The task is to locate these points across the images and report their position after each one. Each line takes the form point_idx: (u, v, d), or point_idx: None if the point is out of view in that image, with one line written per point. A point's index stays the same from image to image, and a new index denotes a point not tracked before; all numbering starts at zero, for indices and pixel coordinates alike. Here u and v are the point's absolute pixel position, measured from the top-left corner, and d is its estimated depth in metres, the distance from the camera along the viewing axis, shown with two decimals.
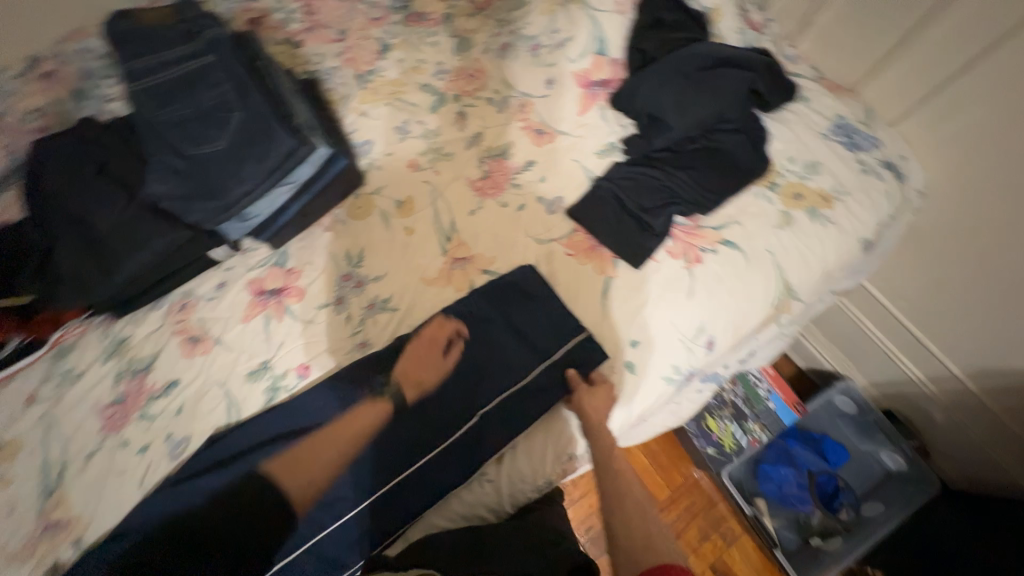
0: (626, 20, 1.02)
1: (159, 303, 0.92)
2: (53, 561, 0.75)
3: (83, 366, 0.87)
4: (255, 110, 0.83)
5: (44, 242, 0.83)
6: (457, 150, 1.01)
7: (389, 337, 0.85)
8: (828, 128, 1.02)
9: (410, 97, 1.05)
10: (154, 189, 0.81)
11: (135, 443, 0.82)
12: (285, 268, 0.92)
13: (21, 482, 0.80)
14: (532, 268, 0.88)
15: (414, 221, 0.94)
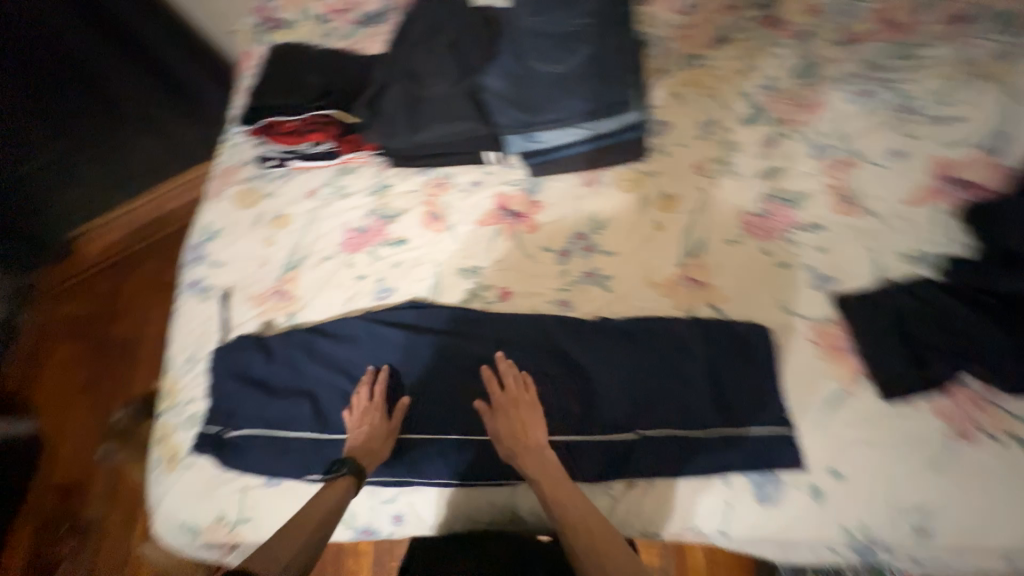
0: None
1: (425, 171, 1.02)
2: (272, 318, 0.94)
3: (352, 190, 1.03)
4: (603, 53, 0.86)
5: (385, 82, 0.98)
6: (747, 172, 0.92)
7: (591, 311, 0.85)
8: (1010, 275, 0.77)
9: (726, 100, 0.99)
10: (491, 81, 0.89)
11: (357, 269, 0.97)
12: (532, 199, 0.96)
13: (277, 249, 1.00)
14: (769, 333, 0.78)
15: (668, 219, 0.89)
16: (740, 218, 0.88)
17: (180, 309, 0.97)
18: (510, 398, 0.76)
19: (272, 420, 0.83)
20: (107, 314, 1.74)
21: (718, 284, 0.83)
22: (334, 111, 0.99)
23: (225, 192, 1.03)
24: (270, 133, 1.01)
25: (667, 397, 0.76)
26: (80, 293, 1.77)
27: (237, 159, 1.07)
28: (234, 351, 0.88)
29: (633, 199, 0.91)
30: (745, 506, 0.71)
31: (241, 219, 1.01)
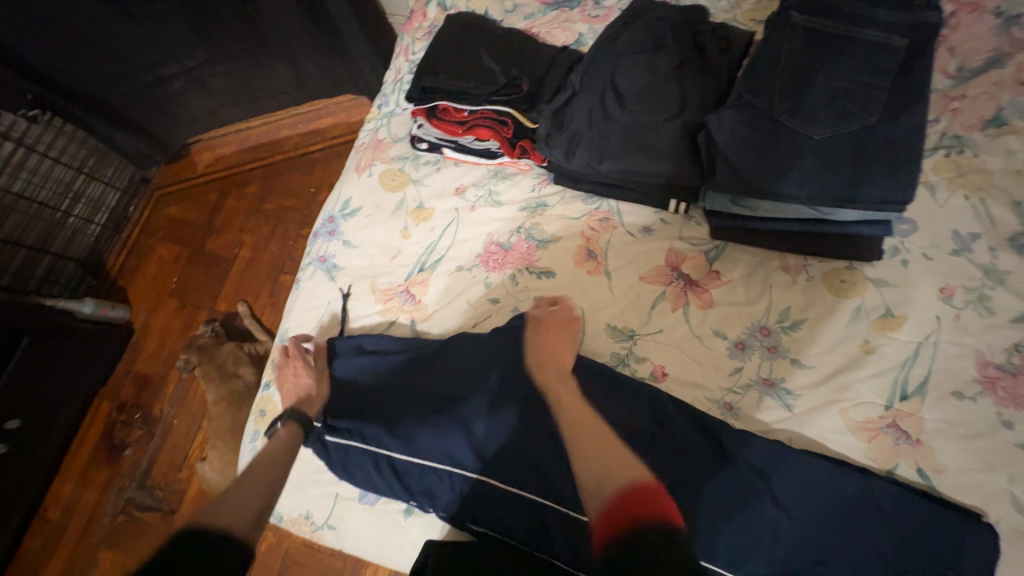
0: None
1: (590, 198, 0.89)
2: (395, 321, 0.87)
3: (504, 199, 0.92)
4: (875, 127, 0.67)
5: (578, 90, 0.83)
6: (1005, 311, 0.72)
7: (760, 429, 0.72)
8: (981, 275, 0.73)
9: (996, 208, 0.77)
10: (715, 120, 0.73)
11: (493, 292, 0.87)
12: (711, 266, 0.81)
13: (413, 244, 0.91)
14: (991, 533, 0.62)
15: (883, 344, 0.72)
16: (978, 367, 0.70)
17: (303, 281, 0.92)
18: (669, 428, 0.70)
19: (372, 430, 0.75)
20: (207, 226, 1.76)
21: (934, 443, 0.68)
22: (510, 110, 0.86)
23: (372, 168, 0.95)
24: (432, 116, 0.90)
25: (832, 567, 0.63)
26: (186, 198, 1.79)
27: (389, 132, 0.97)
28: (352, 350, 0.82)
29: (845, 306, 0.74)
30: None
31: (381, 202, 0.93)
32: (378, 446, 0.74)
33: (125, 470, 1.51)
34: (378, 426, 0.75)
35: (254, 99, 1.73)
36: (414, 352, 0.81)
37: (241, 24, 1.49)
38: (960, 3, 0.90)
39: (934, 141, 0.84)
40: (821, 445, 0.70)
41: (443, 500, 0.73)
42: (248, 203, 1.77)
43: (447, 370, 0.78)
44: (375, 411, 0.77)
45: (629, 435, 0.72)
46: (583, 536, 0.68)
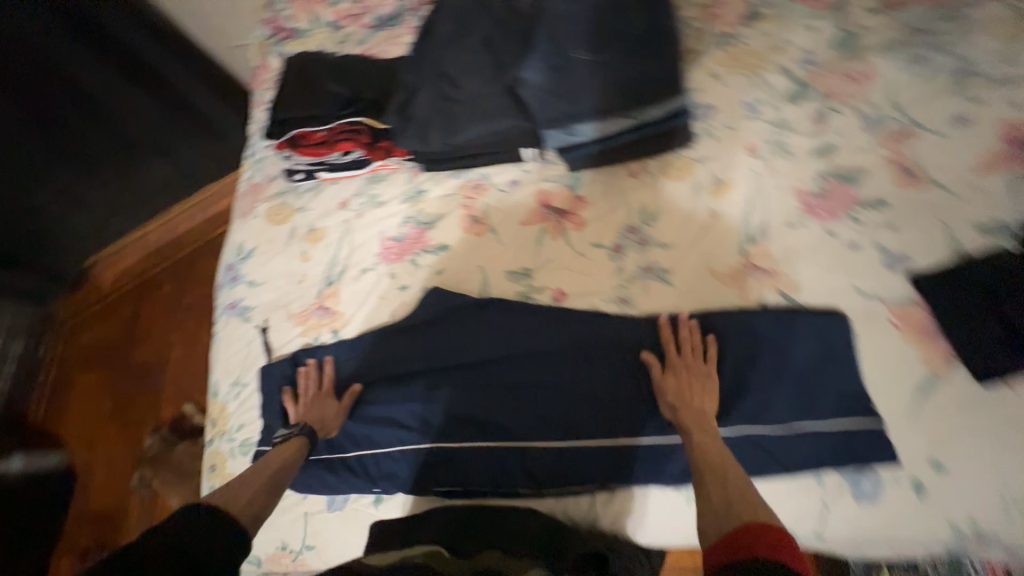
0: None
1: (459, 173, 0.98)
2: (317, 336, 0.90)
3: (385, 198, 0.99)
4: (647, 38, 0.83)
5: (412, 83, 0.93)
6: (801, 151, 0.87)
7: (654, 307, 0.81)
8: (770, 130, 0.88)
9: (768, 77, 0.94)
10: (527, 74, 0.84)
11: (400, 279, 0.93)
12: (575, 194, 0.92)
13: (315, 264, 0.96)
14: (845, 318, 0.75)
15: (724, 206, 0.85)
16: (799, 199, 0.85)
17: (219, 333, 0.94)
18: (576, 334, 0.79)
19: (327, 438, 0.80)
20: (128, 339, 1.70)
21: (786, 269, 0.80)
22: (363, 118, 0.95)
23: (256, 210, 1.00)
24: (295, 145, 0.96)
25: (737, 393, 0.73)
26: (100, 317, 1.73)
27: (264, 175, 1.03)
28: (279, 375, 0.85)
29: (685, 187, 0.87)
30: (846, 505, 0.68)
31: (274, 237, 0.98)
32: (338, 450, 0.80)
33: None
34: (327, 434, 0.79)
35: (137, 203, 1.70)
36: (340, 356, 0.86)
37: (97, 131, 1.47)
38: None
39: (710, 41, 1.01)
40: (705, 303, 0.80)
41: (405, 469, 0.77)
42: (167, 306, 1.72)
43: (376, 357, 0.85)
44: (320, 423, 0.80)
45: (549, 352, 0.80)
46: (535, 453, 0.74)
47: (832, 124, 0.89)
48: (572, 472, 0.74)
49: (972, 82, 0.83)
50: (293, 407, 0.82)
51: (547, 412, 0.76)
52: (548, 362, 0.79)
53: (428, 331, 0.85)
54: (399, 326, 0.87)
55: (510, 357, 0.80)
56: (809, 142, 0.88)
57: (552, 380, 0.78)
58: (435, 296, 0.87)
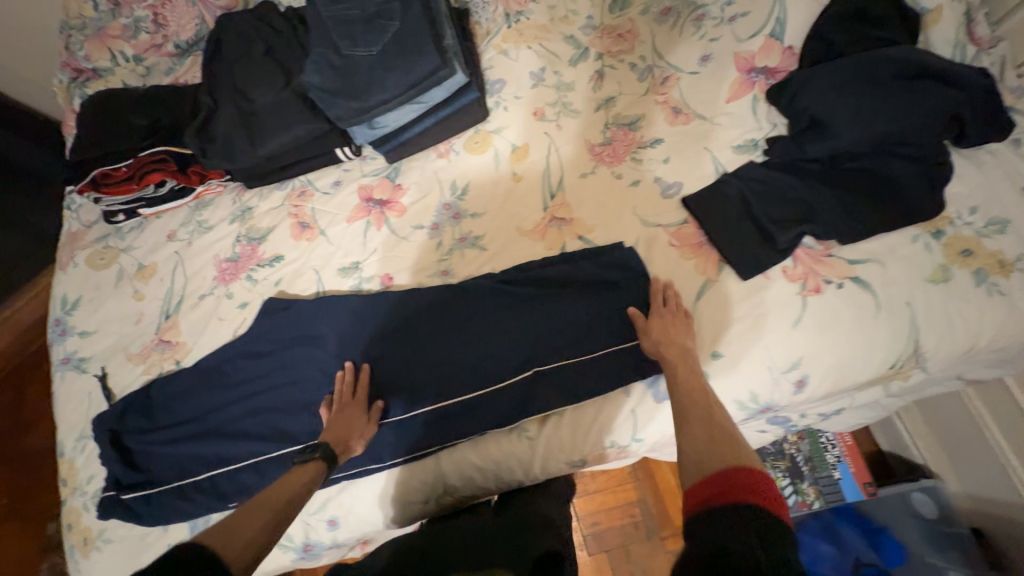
0: None
1: (283, 185, 1.00)
2: (159, 370, 0.89)
3: (213, 222, 0.99)
4: (412, 23, 0.84)
5: (209, 105, 0.94)
6: (586, 108, 0.96)
7: (473, 273, 0.87)
8: (554, 94, 0.96)
9: (552, 46, 1.02)
10: (308, 77, 0.86)
11: (237, 298, 0.93)
12: (394, 183, 0.96)
13: (150, 301, 0.95)
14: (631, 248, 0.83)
15: (524, 169, 0.92)
16: (590, 151, 0.93)
17: (57, 391, 0.91)
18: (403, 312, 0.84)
19: (175, 467, 0.79)
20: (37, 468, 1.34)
21: (581, 215, 0.88)
22: (164, 147, 0.95)
23: (76, 259, 0.97)
24: (99, 187, 0.94)
25: (549, 334, 0.80)
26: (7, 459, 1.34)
27: (82, 222, 1.01)
28: (114, 420, 0.83)
29: (487, 158, 0.93)
30: (646, 407, 0.77)
31: (100, 282, 0.96)
32: (184, 477, 0.79)
33: None
34: (173, 463, 0.80)
35: None
36: (177, 386, 0.85)
37: None
38: None
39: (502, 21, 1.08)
40: (517, 260, 0.87)
41: (256, 478, 0.78)
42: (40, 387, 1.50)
43: (217, 379, 0.85)
44: (166, 455, 0.80)
45: (380, 336, 0.84)
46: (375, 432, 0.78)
47: (610, 80, 0.99)
48: (410, 439, 0.78)
49: (709, 24, 0.95)
50: (136, 445, 0.81)
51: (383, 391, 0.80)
52: (381, 344, 0.83)
53: (267, 342, 0.87)
54: (236, 344, 0.87)
55: (345, 348, 0.84)
56: (591, 99, 0.97)
57: (387, 361, 0.82)
58: (268, 305, 0.89)
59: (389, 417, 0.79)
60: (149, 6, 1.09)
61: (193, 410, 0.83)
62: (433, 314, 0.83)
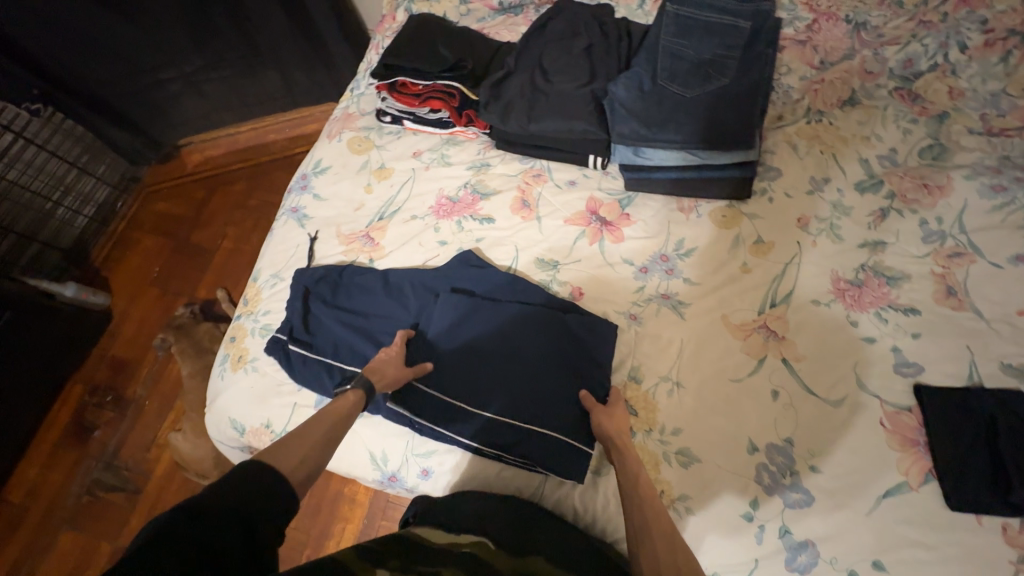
0: None
1: (525, 160, 1.05)
2: (355, 259, 1.00)
3: (454, 160, 1.08)
4: (743, 86, 0.87)
5: (511, 67, 1.02)
6: (851, 239, 0.89)
7: (658, 332, 0.85)
8: (824, 210, 0.91)
9: (842, 161, 0.96)
10: (616, 90, 0.92)
11: (441, 235, 1.00)
12: (623, 210, 0.97)
13: (374, 198, 1.06)
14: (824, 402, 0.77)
15: (757, 264, 0.88)
16: (833, 283, 0.86)
17: (276, 230, 1.06)
18: (578, 334, 0.82)
19: (332, 344, 0.88)
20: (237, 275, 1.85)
21: (794, 338, 0.82)
22: (458, 84, 1.05)
23: (342, 135, 1.12)
24: (393, 91, 1.08)
25: (706, 426, 0.78)
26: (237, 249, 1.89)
27: (358, 108, 1.16)
28: (310, 280, 0.94)
29: (726, 235, 0.91)
30: (772, 565, 0.69)
31: (348, 163, 1.09)
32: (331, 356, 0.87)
33: (94, 451, 1.60)
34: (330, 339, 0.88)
35: (244, 104, 2.03)
36: (365, 280, 0.94)
37: (238, 36, 1.81)
38: (820, 13, 1.14)
39: (800, 113, 1.04)
40: (707, 342, 0.83)
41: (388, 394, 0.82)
42: (246, 225, 1.93)
43: (395, 290, 0.92)
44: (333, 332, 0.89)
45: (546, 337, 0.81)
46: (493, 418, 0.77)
47: (891, 223, 0.90)
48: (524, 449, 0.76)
49: None
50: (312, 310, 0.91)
51: (524, 391, 0.78)
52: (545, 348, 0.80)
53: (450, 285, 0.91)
54: (424, 274, 0.94)
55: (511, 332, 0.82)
56: (858, 233, 0.90)
57: (539, 368, 0.79)
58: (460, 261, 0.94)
59: (512, 416, 0.77)
60: None
61: (365, 304, 0.92)
62: (606, 348, 0.82)
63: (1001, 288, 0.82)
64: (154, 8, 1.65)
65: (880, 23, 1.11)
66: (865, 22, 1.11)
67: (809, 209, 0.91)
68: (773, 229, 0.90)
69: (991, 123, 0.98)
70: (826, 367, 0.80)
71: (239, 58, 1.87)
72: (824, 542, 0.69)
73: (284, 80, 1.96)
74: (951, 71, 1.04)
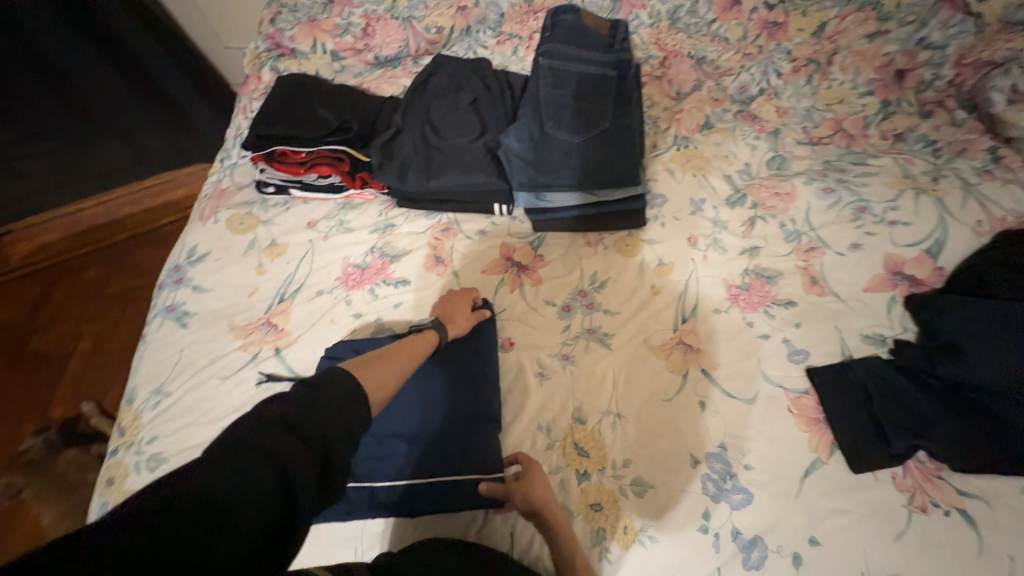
0: (980, 237, 0.95)
1: (431, 215, 1.02)
2: (257, 353, 0.88)
3: (354, 224, 1.01)
4: (619, 129, 0.95)
5: (398, 125, 1.01)
6: (732, 249, 1.01)
7: (592, 368, 0.88)
8: (705, 226, 1.03)
9: (713, 180, 1.09)
10: (508, 140, 0.95)
11: (354, 307, 0.92)
12: (535, 252, 0.99)
13: (270, 279, 0.95)
14: (742, 401, 0.86)
15: (664, 285, 0.96)
16: (726, 290, 0.97)
17: (150, 335, 0.90)
18: None
19: (382, 450, 0.77)
20: (104, 380, 1.52)
21: (708, 349, 0.90)
22: (346, 148, 1.00)
23: (218, 215, 1.01)
24: (272, 160, 1.00)
25: (649, 453, 0.81)
26: (98, 348, 1.57)
27: (233, 181, 1.06)
28: (234, 389, 0.84)
29: (632, 262, 0.98)
30: (733, 569, 0.73)
31: (231, 245, 0.98)
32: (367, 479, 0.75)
33: None
34: None
35: (82, 178, 1.71)
36: None
37: (60, 102, 1.53)
38: (668, 51, 1.31)
39: (670, 141, 1.16)
40: (635, 367, 0.88)
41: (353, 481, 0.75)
42: (107, 318, 1.62)
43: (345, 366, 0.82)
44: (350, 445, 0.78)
45: (475, 398, 0.81)
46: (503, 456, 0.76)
47: (760, 229, 1.04)
48: (475, 503, 0.74)
49: (868, 219, 1.01)
50: None
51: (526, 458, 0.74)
52: (469, 399, 0.81)
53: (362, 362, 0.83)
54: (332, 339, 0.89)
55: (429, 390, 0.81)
56: (735, 241, 1.02)
57: (482, 431, 0.78)
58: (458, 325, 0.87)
59: (452, 477, 0.75)
60: (365, 16, 1.20)
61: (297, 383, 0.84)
62: None
63: (847, 272, 0.98)
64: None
65: (716, 57, 1.30)
66: (704, 57, 1.30)
67: (694, 227, 1.02)
68: (668, 250, 0.99)
69: (811, 134, 1.19)
70: (736, 367, 0.89)
71: (67, 128, 1.59)
72: (768, 533, 0.76)
73: (132, 146, 1.70)
74: (774, 94, 1.25)
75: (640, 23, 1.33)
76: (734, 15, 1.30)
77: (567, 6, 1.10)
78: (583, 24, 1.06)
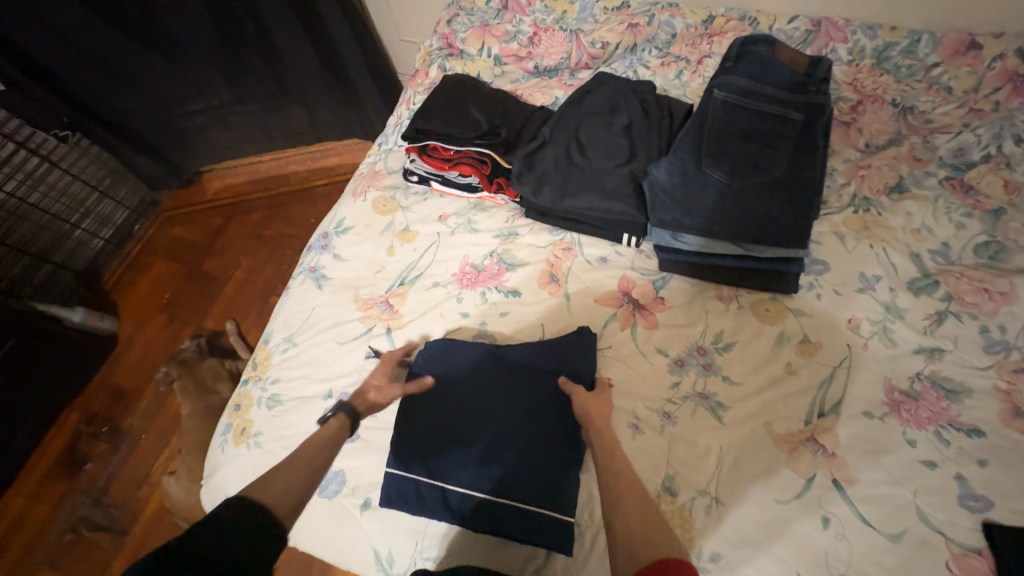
0: None
1: (555, 232, 1.00)
2: (372, 328, 0.94)
3: (481, 226, 1.04)
4: (787, 182, 0.84)
5: (545, 138, 1.01)
6: (904, 344, 0.83)
7: (695, 437, 0.78)
8: (872, 309, 0.86)
9: (894, 256, 0.91)
10: (656, 172, 0.89)
11: (464, 306, 0.94)
12: (657, 293, 0.91)
13: (396, 261, 1.02)
14: (881, 535, 0.69)
15: (803, 366, 0.82)
16: (886, 392, 0.79)
17: (292, 289, 1.02)
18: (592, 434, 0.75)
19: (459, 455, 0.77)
20: (247, 308, 1.79)
21: (846, 457, 0.75)
22: (490, 152, 1.03)
23: (366, 195, 1.11)
24: (423, 153, 1.06)
25: (744, 555, 0.70)
26: (248, 280, 1.85)
27: (385, 165, 1.15)
28: (347, 356, 0.91)
29: (769, 330, 0.85)
30: None
31: (372, 223, 1.06)
32: (441, 479, 0.76)
33: (82, 487, 1.49)
34: (421, 452, 0.78)
35: (269, 137, 2.03)
36: (475, 367, 0.83)
37: (268, 73, 1.82)
38: (865, 94, 1.12)
39: (846, 201, 0.99)
40: (748, 451, 0.77)
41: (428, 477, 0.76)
42: (260, 257, 1.90)
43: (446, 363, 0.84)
44: (437, 423, 0.80)
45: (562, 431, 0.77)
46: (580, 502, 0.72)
47: (949, 328, 0.84)
48: (540, 541, 0.71)
49: None
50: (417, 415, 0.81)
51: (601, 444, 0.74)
52: (556, 431, 0.76)
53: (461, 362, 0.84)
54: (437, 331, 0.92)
55: (521, 411, 0.78)
56: (910, 335, 0.84)
57: (560, 469, 0.74)
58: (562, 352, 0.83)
59: (523, 506, 0.72)
60: (534, 25, 1.24)
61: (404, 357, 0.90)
62: None
63: None
64: (195, 52, 1.71)
65: (929, 109, 1.08)
66: (912, 107, 1.09)
67: (857, 307, 0.86)
68: (817, 327, 0.85)
69: None
70: (881, 490, 0.72)
71: (268, 95, 1.89)
72: None
73: (310, 117, 1.96)
74: (1006, 164, 0.99)
75: (836, 58, 1.15)
76: (965, 61, 1.08)
77: (755, 36, 0.99)
78: (772, 57, 0.95)
